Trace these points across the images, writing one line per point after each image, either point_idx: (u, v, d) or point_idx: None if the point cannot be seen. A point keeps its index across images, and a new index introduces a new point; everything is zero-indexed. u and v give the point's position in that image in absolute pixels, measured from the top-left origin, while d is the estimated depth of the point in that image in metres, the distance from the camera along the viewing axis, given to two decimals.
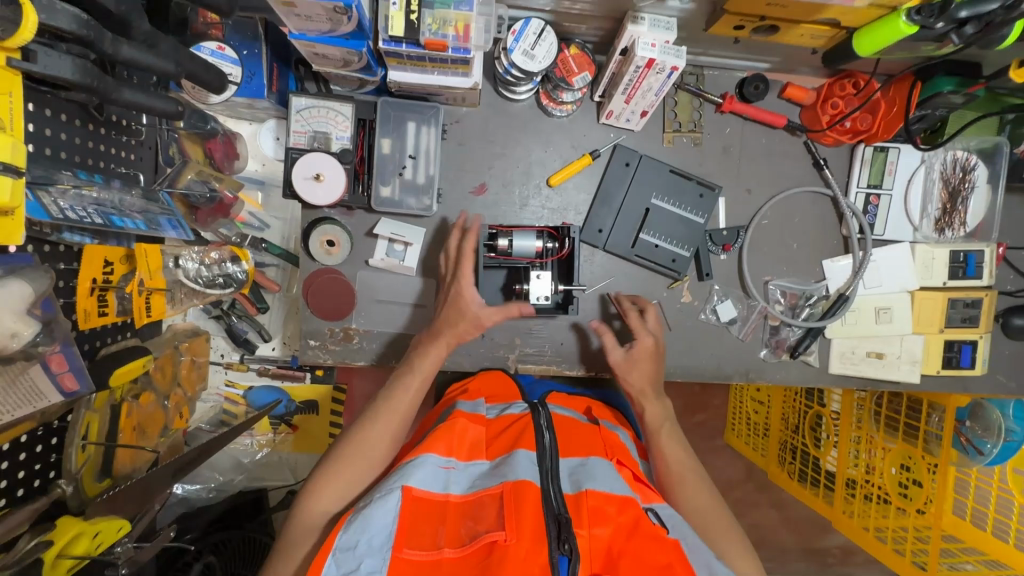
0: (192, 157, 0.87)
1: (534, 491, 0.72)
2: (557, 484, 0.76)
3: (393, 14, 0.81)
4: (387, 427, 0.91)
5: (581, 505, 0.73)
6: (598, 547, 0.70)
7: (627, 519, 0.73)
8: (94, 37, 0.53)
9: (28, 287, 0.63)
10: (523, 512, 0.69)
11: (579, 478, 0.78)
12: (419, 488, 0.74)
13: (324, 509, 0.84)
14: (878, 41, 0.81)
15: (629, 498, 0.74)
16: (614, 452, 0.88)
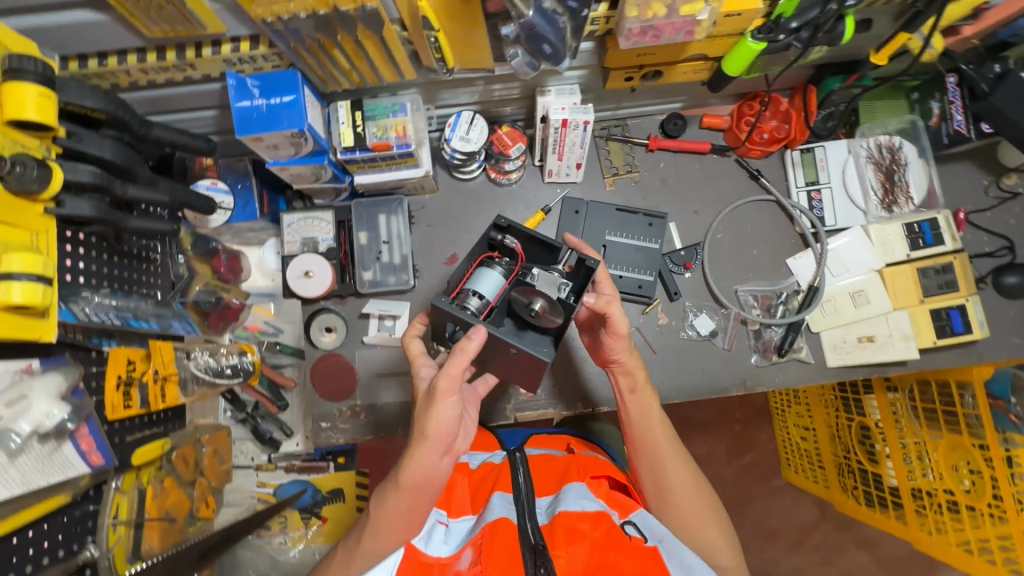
0: (202, 273, 1.04)
1: (508, 530, 0.84)
2: (533, 516, 0.88)
3: (342, 131, 1.01)
4: (377, 542, 0.85)
5: (557, 527, 0.85)
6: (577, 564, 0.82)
7: (602, 534, 0.84)
8: (108, 185, 0.69)
9: (61, 379, 0.66)
10: (498, 549, 0.82)
11: (555, 506, 0.90)
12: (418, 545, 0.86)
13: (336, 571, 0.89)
14: (742, 60, 0.94)
15: (601, 514, 0.87)
16: (587, 471, 0.97)
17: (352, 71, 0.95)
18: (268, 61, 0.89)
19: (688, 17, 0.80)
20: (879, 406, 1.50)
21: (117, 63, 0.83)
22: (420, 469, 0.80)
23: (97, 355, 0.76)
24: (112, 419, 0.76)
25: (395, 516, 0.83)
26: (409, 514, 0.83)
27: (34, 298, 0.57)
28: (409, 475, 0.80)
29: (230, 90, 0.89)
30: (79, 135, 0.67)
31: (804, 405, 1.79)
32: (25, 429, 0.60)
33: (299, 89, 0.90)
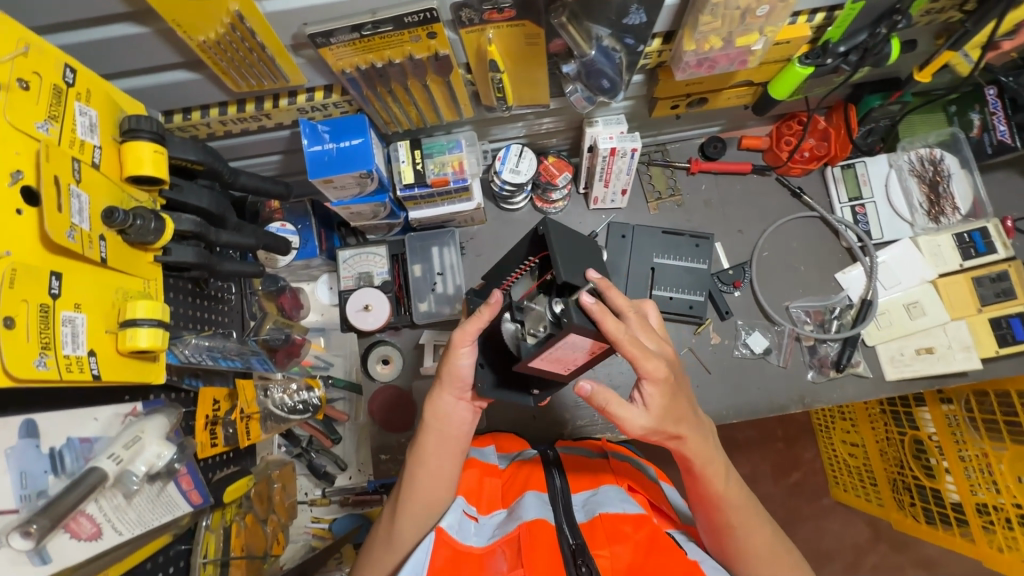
0: (269, 311, 1.07)
1: (548, 532, 0.76)
2: (569, 516, 0.81)
3: (403, 169, 1.06)
4: (412, 519, 0.83)
5: (597, 527, 0.77)
6: (619, 566, 0.73)
7: (643, 538, 0.75)
8: (203, 232, 0.73)
9: (165, 419, 0.68)
10: (541, 552, 0.73)
11: (592, 506, 0.83)
12: (450, 534, 0.78)
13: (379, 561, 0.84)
14: (789, 84, 0.97)
15: (642, 515, 0.79)
16: (626, 478, 0.91)
17: (411, 104, 0.96)
18: (338, 107, 0.94)
19: (743, 48, 0.83)
20: (933, 419, 1.49)
21: (201, 117, 0.88)
22: (436, 432, 0.85)
23: (187, 395, 0.78)
24: (201, 457, 0.79)
25: (428, 484, 0.83)
26: (437, 479, 0.84)
27: (157, 343, 0.60)
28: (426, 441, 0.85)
29: (303, 137, 0.94)
30: (180, 187, 0.72)
31: (849, 420, 1.75)
32: (140, 470, 0.62)
33: (367, 132, 0.95)
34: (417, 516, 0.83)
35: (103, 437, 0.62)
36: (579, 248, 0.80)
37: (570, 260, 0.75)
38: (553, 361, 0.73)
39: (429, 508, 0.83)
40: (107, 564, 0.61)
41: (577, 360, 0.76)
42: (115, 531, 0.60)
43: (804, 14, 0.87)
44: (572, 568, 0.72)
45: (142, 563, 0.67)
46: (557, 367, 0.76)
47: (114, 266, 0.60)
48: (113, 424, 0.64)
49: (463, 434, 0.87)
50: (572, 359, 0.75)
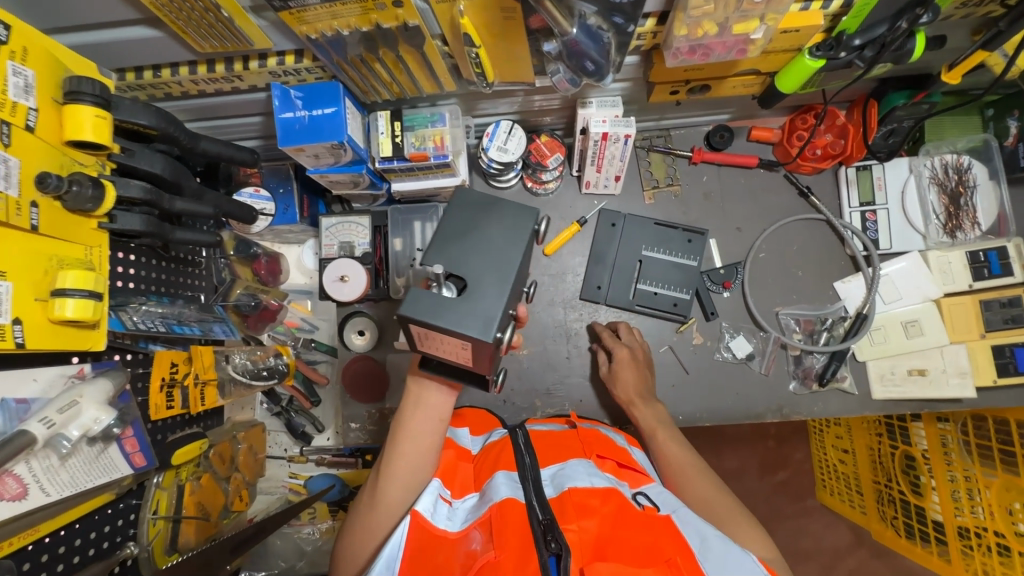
0: (242, 276, 1.07)
1: (518, 509, 0.72)
2: (538, 489, 0.77)
3: (381, 141, 1.02)
4: (399, 483, 0.81)
5: (566, 502, 0.73)
6: (588, 538, 0.69)
7: (612, 509, 0.72)
8: (156, 199, 0.72)
9: (110, 383, 0.70)
10: (509, 529, 0.68)
11: (561, 480, 0.79)
12: (424, 518, 0.75)
13: (359, 537, 0.82)
14: (798, 77, 0.89)
15: (611, 489, 0.76)
16: (593, 449, 0.90)
17: (393, 83, 0.95)
18: (312, 73, 0.90)
19: (742, 36, 0.76)
20: (927, 436, 1.43)
21: (170, 76, 0.85)
22: (415, 405, 0.85)
23: (144, 356, 0.80)
24: (155, 419, 0.80)
25: (412, 449, 0.83)
26: (422, 447, 0.83)
27: (86, 314, 0.61)
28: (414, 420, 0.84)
29: (274, 101, 0.91)
30: (132, 151, 0.71)
31: (843, 427, 1.72)
32: (75, 434, 0.63)
33: (340, 101, 0.91)
34: (402, 481, 0.81)
35: (41, 398, 0.64)
36: (485, 219, 0.65)
37: (448, 244, 0.63)
38: (441, 352, 0.64)
39: (413, 474, 0.82)
40: (40, 519, 0.63)
41: (466, 355, 0.63)
42: (43, 493, 0.61)
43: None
44: (541, 545, 0.66)
45: (80, 518, 0.70)
46: (453, 357, 0.65)
47: (49, 235, 0.60)
48: (56, 385, 0.66)
49: (444, 403, 0.85)
50: (458, 353, 0.63)
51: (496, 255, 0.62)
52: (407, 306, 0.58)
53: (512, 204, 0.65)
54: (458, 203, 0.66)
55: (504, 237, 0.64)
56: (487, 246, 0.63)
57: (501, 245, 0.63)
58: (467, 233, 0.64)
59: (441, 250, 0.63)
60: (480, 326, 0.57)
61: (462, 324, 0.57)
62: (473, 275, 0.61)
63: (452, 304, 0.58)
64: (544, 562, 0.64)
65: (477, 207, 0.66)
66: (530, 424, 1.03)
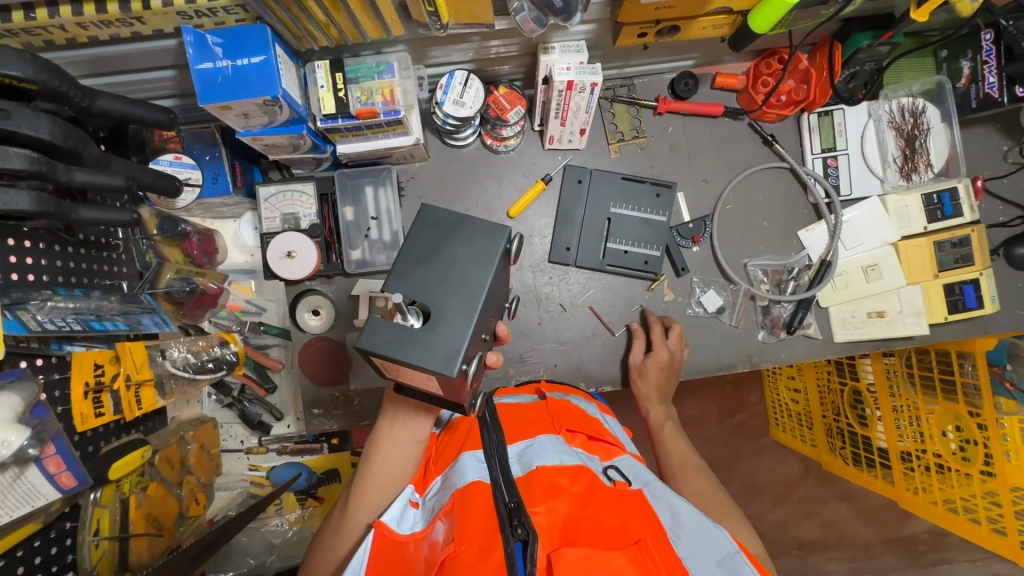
0: (171, 258, 0.94)
1: (484, 493, 0.65)
2: (504, 469, 0.71)
3: (322, 95, 0.90)
4: (368, 505, 0.77)
5: (533, 482, 0.67)
6: (557, 521, 0.63)
7: (582, 489, 0.67)
8: (48, 171, 0.59)
9: (17, 396, 0.58)
10: (473, 519, 0.61)
11: (529, 458, 0.72)
12: (388, 526, 0.68)
13: (324, 554, 0.78)
14: (771, 15, 0.84)
15: (581, 466, 0.70)
16: (563, 423, 0.83)
17: (331, 26, 0.82)
18: (230, 13, 0.76)
19: None
20: (874, 371, 1.48)
21: (48, 18, 0.69)
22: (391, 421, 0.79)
23: (58, 360, 0.68)
24: (81, 430, 0.70)
25: (386, 469, 0.78)
26: (398, 466, 0.79)
27: None
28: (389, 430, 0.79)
29: (187, 49, 0.76)
30: (7, 112, 0.56)
31: (794, 368, 1.76)
32: None
33: (270, 48, 0.78)
34: (371, 500, 0.77)
35: None
36: (449, 242, 0.61)
37: (412, 271, 0.60)
38: (410, 380, 0.62)
39: (383, 494, 0.78)
40: None
41: (434, 384, 0.60)
42: None
43: None
44: (507, 529, 0.59)
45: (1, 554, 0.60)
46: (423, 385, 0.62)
47: None
48: None
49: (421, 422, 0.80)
50: (425, 382, 0.60)
51: (461, 281, 0.59)
52: (369, 338, 0.55)
53: (480, 225, 0.61)
54: (421, 224, 0.62)
55: (470, 261, 0.60)
56: (452, 272, 0.60)
57: (467, 269, 0.60)
58: (430, 258, 0.61)
59: (405, 279, 0.60)
60: (443, 359, 0.54)
61: (425, 357, 0.55)
62: (436, 303, 0.58)
63: (416, 336, 0.56)
64: (509, 550, 0.57)
65: (443, 229, 0.62)
66: (497, 398, 0.96)
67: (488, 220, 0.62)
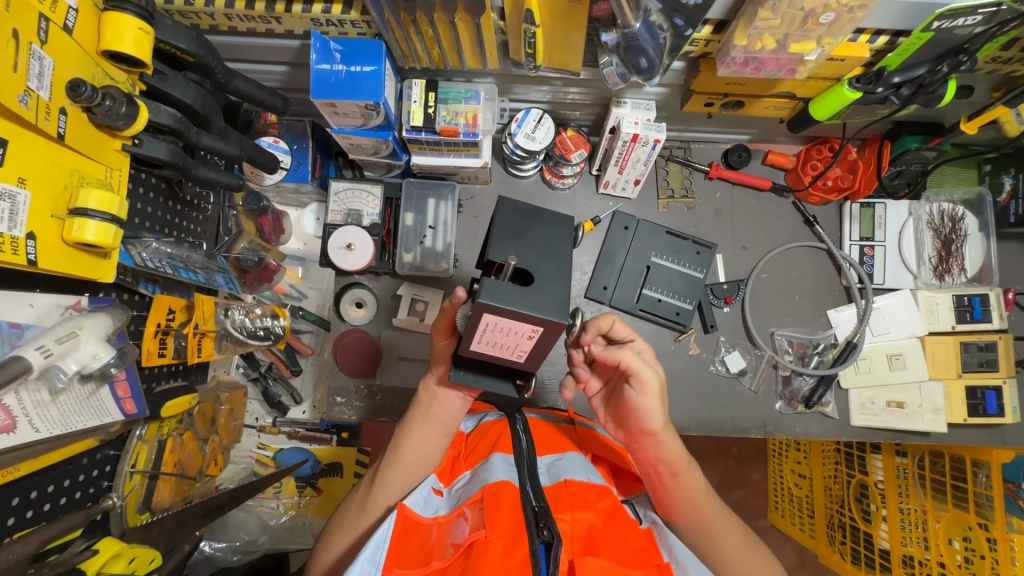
0: (246, 229, 1.02)
1: (512, 493, 0.69)
2: (533, 476, 0.74)
3: (413, 109, 0.99)
4: (391, 487, 0.81)
5: (561, 492, 0.72)
6: (580, 529, 0.68)
7: (606, 507, 0.72)
8: (184, 130, 0.67)
9: (109, 320, 0.64)
10: (502, 510, 0.67)
11: (557, 471, 0.78)
12: (411, 509, 0.74)
13: (344, 525, 0.83)
14: (832, 105, 0.92)
15: (606, 487, 0.75)
16: (589, 447, 0.88)
17: (436, 48, 0.91)
18: (355, 27, 0.86)
19: (796, 55, 0.78)
20: (884, 468, 1.45)
21: (204, 6, 0.80)
22: (425, 413, 0.82)
23: (140, 298, 0.75)
24: (145, 365, 0.75)
25: (413, 457, 0.82)
26: (424, 455, 0.82)
27: (106, 239, 0.56)
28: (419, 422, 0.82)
29: (312, 52, 0.86)
30: (165, 75, 0.65)
31: (802, 452, 1.72)
32: (71, 368, 0.58)
33: (381, 61, 0.88)
34: (396, 482, 0.81)
35: (35, 326, 0.58)
36: (531, 223, 0.61)
37: (509, 243, 0.59)
38: (496, 347, 0.60)
39: (406, 481, 0.82)
40: (20, 459, 0.57)
41: (526, 347, 0.59)
42: (31, 427, 0.56)
43: (868, 33, 0.80)
44: (534, 529, 0.65)
45: (59, 461, 0.64)
46: (505, 353, 0.61)
47: (72, 146, 0.55)
48: (51, 314, 0.60)
49: (452, 417, 0.83)
50: (517, 346, 0.59)
51: (552, 249, 0.59)
52: (487, 293, 0.54)
53: (555, 212, 0.62)
54: (503, 206, 0.62)
55: (554, 240, 0.60)
56: (540, 243, 0.60)
57: (556, 243, 0.60)
58: (519, 233, 0.60)
59: (505, 249, 0.59)
60: (555, 310, 0.54)
61: (541, 308, 0.54)
62: (538, 268, 0.57)
63: (528, 292, 0.55)
64: (534, 549, 0.63)
65: (527, 211, 0.62)
66: (529, 410, 1.00)
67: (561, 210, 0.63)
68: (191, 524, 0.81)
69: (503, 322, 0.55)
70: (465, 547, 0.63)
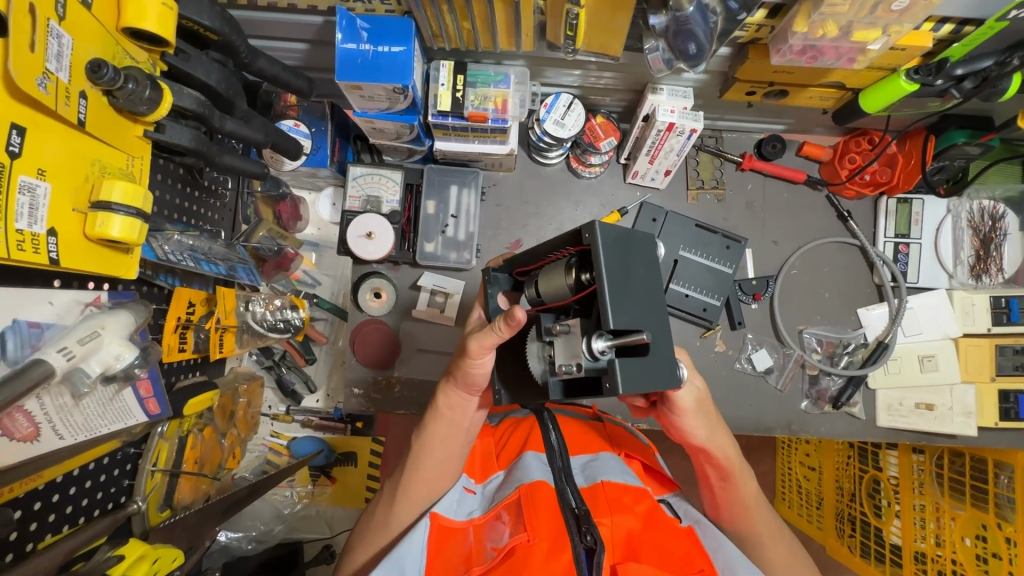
0: (265, 217, 0.98)
1: (549, 495, 0.67)
2: (569, 476, 0.72)
3: (440, 92, 0.94)
4: (416, 497, 0.77)
5: (599, 495, 0.70)
6: (620, 535, 0.66)
7: (645, 510, 0.70)
8: (207, 114, 0.62)
9: (131, 317, 0.60)
10: (542, 512, 0.65)
11: (593, 472, 0.75)
12: (443, 516, 0.71)
13: (370, 534, 0.80)
14: (885, 97, 0.87)
15: (642, 489, 0.72)
16: (621, 445, 0.86)
17: (467, 30, 0.86)
18: (384, 4, 0.81)
19: (858, 44, 0.73)
20: (899, 464, 1.44)
21: None
22: (447, 422, 0.76)
23: (158, 291, 0.71)
24: (166, 361, 0.72)
25: (436, 465, 0.77)
26: (448, 462, 0.78)
27: (132, 235, 0.52)
28: (439, 431, 0.76)
29: (338, 29, 0.81)
30: (188, 55, 0.61)
31: (812, 445, 1.70)
32: (95, 371, 0.55)
33: (411, 41, 0.82)
34: (420, 493, 0.77)
35: (55, 325, 0.54)
36: (630, 262, 0.56)
37: (622, 299, 0.54)
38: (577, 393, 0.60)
39: (433, 489, 0.78)
40: (42, 467, 0.54)
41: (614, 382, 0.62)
42: (55, 435, 0.53)
43: (933, 20, 0.75)
44: (576, 535, 0.63)
45: (82, 463, 0.61)
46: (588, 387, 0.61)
47: (93, 134, 0.50)
48: (71, 312, 0.56)
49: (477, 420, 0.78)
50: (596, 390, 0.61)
51: (648, 295, 0.57)
52: (624, 384, 0.52)
53: (641, 237, 0.58)
54: (606, 244, 0.54)
55: (649, 279, 0.58)
56: (638, 286, 0.57)
57: (648, 281, 0.58)
58: (625, 281, 0.55)
59: (622, 309, 0.54)
60: (667, 372, 0.58)
61: (658, 378, 0.56)
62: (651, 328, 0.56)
63: (647, 362, 0.55)
64: (578, 556, 0.61)
65: (621, 248, 0.56)
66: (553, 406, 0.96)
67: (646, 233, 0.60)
68: (212, 523, 0.78)
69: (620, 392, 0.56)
70: (505, 552, 0.62)
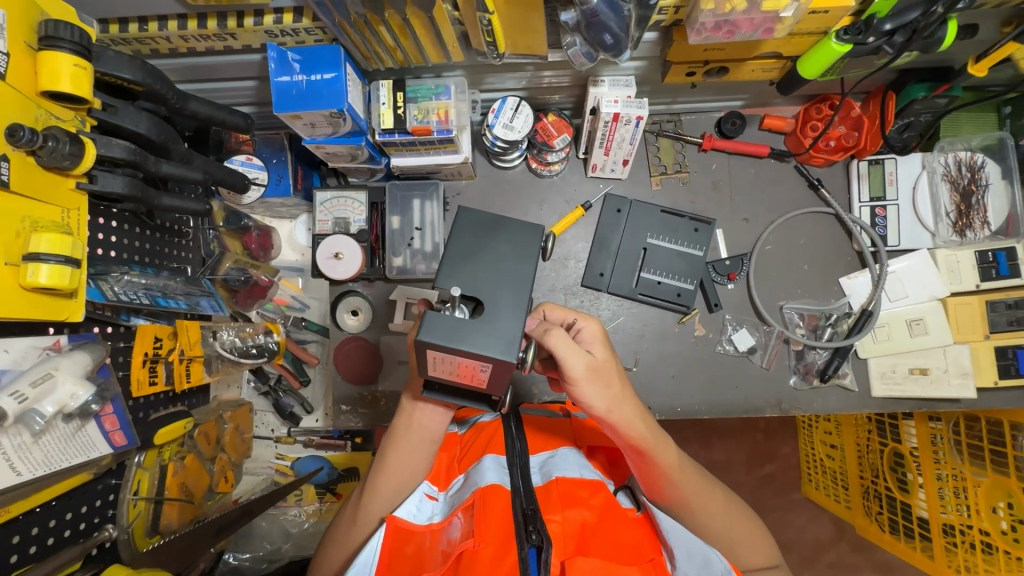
0: (231, 249, 1.03)
1: (502, 497, 0.68)
2: (524, 475, 0.73)
3: (382, 111, 0.97)
4: (379, 503, 0.79)
5: (552, 491, 0.70)
6: (573, 529, 0.66)
7: (600, 503, 0.70)
8: (141, 160, 0.66)
9: (88, 357, 0.65)
10: (492, 516, 0.65)
11: (550, 468, 0.76)
12: (402, 519, 0.72)
13: (337, 543, 0.82)
14: (821, 61, 0.85)
15: (600, 482, 0.73)
16: (585, 440, 0.86)
17: (397, 49, 0.89)
18: (311, 35, 0.84)
19: (770, 14, 0.73)
20: (917, 434, 1.35)
21: (158, 30, 0.78)
22: (411, 427, 0.78)
23: (125, 329, 0.75)
24: (137, 395, 0.77)
25: (400, 469, 0.79)
26: (411, 467, 0.79)
27: (61, 281, 0.58)
28: (403, 436, 0.78)
29: (270, 63, 0.85)
30: (116, 108, 0.65)
31: (832, 422, 1.62)
32: (49, 410, 0.59)
33: (341, 66, 0.86)
34: (383, 498, 0.79)
35: (12, 370, 0.59)
36: (491, 239, 0.60)
37: (462, 264, 0.59)
38: (453, 374, 0.60)
39: (396, 494, 0.79)
40: (8, 501, 0.59)
41: (481, 377, 0.58)
42: (13, 471, 0.57)
43: None
44: (523, 533, 0.63)
45: (57, 495, 0.66)
46: (464, 380, 0.61)
47: (19, 191, 0.56)
48: (29, 356, 0.61)
49: (438, 425, 0.79)
50: (473, 374, 0.58)
51: (508, 273, 0.58)
52: (425, 329, 0.54)
53: (519, 223, 0.61)
54: (462, 221, 0.61)
55: (513, 257, 0.59)
56: (495, 262, 0.59)
57: (510, 259, 0.59)
58: (475, 252, 0.59)
59: (460, 274, 0.58)
60: (504, 344, 0.54)
61: (485, 346, 0.53)
62: (491, 295, 0.56)
63: (474, 326, 0.54)
64: (524, 555, 0.61)
65: (483, 228, 0.61)
66: (524, 407, 0.97)
67: (526, 220, 0.61)
68: (203, 544, 0.82)
69: (450, 357, 0.55)
70: (454, 557, 0.63)
